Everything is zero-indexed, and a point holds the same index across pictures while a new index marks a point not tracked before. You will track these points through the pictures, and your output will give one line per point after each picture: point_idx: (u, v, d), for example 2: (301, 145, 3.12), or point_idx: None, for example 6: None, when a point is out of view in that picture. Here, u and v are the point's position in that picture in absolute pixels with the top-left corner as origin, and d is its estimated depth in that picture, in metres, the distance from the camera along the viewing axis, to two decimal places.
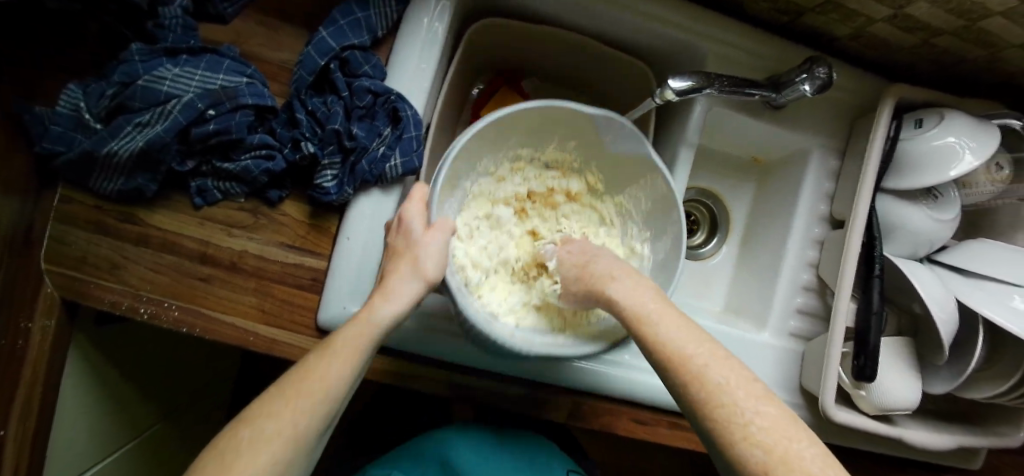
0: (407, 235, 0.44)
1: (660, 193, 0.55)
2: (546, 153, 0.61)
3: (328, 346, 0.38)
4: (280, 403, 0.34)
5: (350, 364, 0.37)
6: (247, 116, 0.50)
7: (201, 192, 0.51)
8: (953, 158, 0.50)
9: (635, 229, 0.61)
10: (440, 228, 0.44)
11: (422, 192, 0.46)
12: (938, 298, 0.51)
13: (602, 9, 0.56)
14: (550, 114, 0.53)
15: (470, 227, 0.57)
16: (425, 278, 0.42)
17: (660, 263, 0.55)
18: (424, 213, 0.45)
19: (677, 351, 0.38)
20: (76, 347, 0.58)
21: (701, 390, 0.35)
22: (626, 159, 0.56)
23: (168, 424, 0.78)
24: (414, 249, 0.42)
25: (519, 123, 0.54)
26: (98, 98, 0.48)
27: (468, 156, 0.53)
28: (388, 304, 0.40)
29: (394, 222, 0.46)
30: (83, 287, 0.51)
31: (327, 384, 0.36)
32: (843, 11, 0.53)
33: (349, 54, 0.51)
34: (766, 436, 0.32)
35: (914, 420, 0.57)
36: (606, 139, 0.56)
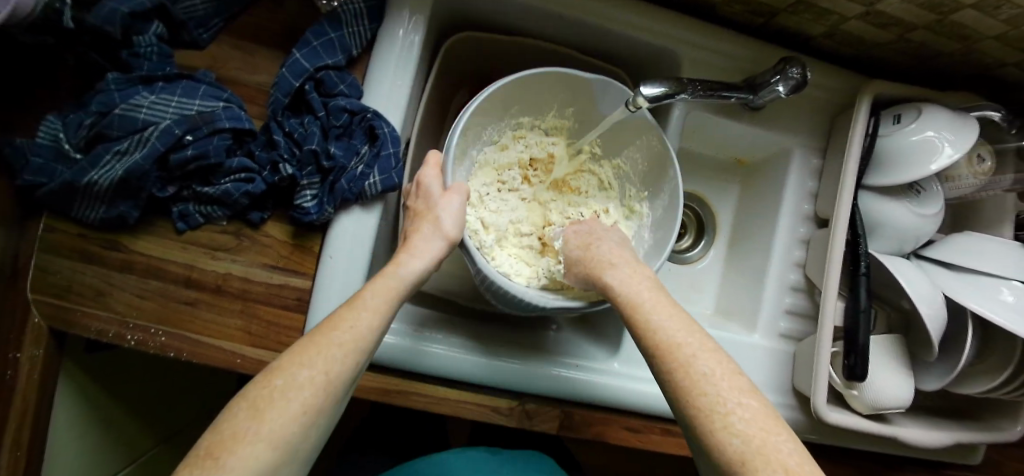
0: (427, 198, 0.49)
1: (657, 152, 0.56)
2: (548, 123, 0.61)
3: (356, 298, 0.39)
4: (312, 349, 0.34)
5: (379, 313, 0.38)
6: (225, 140, 0.50)
7: (184, 217, 0.52)
8: (932, 152, 0.50)
9: (632, 189, 0.61)
10: (457, 191, 0.50)
11: (436, 159, 0.51)
12: (925, 294, 0.50)
13: (576, 18, 0.56)
14: (548, 81, 0.54)
15: (478, 194, 0.57)
16: (447, 236, 0.47)
17: (661, 219, 0.57)
18: (439, 178, 0.51)
19: (666, 339, 0.38)
20: (68, 375, 0.58)
21: (685, 378, 0.35)
22: (624, 124, 0.57)
23: (165, 448, 0.78)
24: (434, 209, 0.48)
25: (520, 91, 0.55)
26: (76, 129, 0.49)
27: (473, 126, 0.54)
28: (417, 258, 0.45)
29: (412, 188, 0.52)
30: (68, 316, 0.51)
31: (358, 335, 0.36)
32: (816, 11, 0.53)
33: (323, 74, 0.51)
34: (746, 426, 0.32)
35: (909, 418, 0.57)
36: (602, 105, 0.56)
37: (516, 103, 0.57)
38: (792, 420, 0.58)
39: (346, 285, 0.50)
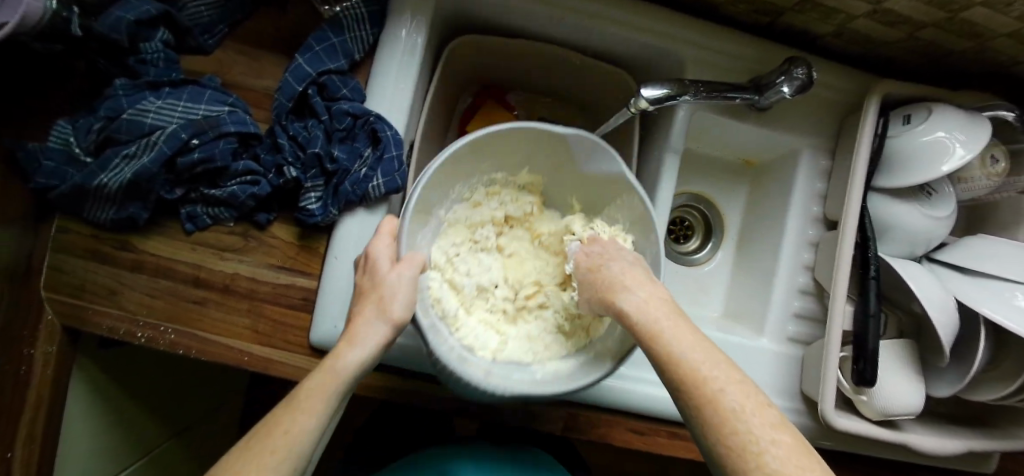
0: (374, 274, 0.44)
1: (637, 214, 0.53)
2: (523, 178, 0.61)
3: (293, 398, 0.38)
4: (245, 459, 0.34)
5: (315, 414, 0.38)
6: (230, 144, 0.50)
7: (192, 218, 0.52)
8: (943, 153, 0.49)
9: None
10: (410, 262, 0.45)
11: (389, 226, 0.47)
12: (937, 299, 0.49)
13: (579, 21, 0.56)
14: (527, 133, 0.52)
15: (447, 254, 0.56)
16: (392, 320, 0.42)
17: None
18: (393, 251, 0.46)
19: (691, 370, 0.36)
20: (82, 371, 0.60)
21: (715, 412, 0.34)
22: (604, 180, 0.55)
23: (175, 444, 0.80)
24: (381, 289, 0.43)
25: (493, 145, 0.53)
26: (86, 133, 0.50)
27: (441, 180, 0.52)
28: (356, 348, 0.41)
29: (363, 258, 0.47)
30: (82, 313, 0.53)
31: (292, 440, 0.36)
32: (823, 10, 0.53)
33: (326, 78, 0.52)
34: (781, 466, 0.31)
35: (920, 425, 0.56)
36: (583, 160, 0.55)
37: (488, 155, 0.55)
38: (801, 424, 0.57)
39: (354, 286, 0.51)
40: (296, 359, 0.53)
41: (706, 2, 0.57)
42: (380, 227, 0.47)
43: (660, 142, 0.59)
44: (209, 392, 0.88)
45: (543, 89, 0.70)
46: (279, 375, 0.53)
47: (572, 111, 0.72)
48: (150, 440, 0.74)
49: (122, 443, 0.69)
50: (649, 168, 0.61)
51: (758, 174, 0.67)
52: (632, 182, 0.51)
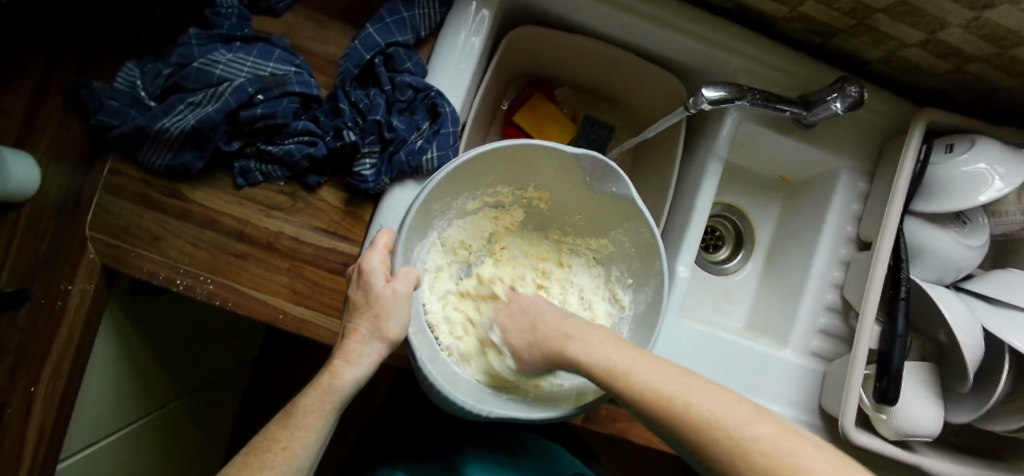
0: (367, 289, 0.44)
1: (646, 241, 0.50)
2: (527, 192, 0.55)
3: (290, 415, 0.41)
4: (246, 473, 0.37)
5: (312, 432, 0.40)
6: (293, 103, 0.52)
7: (244, 173, 0.53)
8: (983, 183, 0.50)
9: (617, 273, 0.57)
10: (404, 278, 0.44)
11: (384, 240, 0.45)
12: (965, 325, 0.50)
13: (638, 22, 0.58)
14: (525, 151, 0.47)
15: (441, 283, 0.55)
16: (386, 338, 0.43)
17: (641, 318, 0.52)
18: (387, 262, 0.45)
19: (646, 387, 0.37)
20: (112, 314, 0.60)
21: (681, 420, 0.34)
22: (613, 203, 0.51)
23: (181, 403, 0.78)
24: (377, 305, 0.43)
25: (492, 161, 0.48)
26: (154, 78, 0.52)
27: (437, 200, 0.48)
28: (353, 367, 0.42)
29: (356, 272, 0.45)
30: (124, 255, 0.53)
31: (290, 456, 0.39)
32: (876, 35, 0.55)
33: (393, 50, 0.53)
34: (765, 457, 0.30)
35: (934, 450, 0.56)
36: (593, 182, 0.50)
37: (489, 172, 0.50)
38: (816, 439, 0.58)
39: None
40: (330, 322, 0.53)
41: (764, 16, 0.58)
42: (374, 239, 0.46)
43: (704, 149, 0.61)
44: (221, 356, 0.88)
45: (589, 87, 0.72)
46: (311, 337, 0.54)
47: (614, 112, 0.74)
48: (161, 396, 0.73)
49: (140, 394, 0.68)
50: (690, 173, 0.63)
51: (793, 191, 0.69)
52: (642, 210, 0.47)
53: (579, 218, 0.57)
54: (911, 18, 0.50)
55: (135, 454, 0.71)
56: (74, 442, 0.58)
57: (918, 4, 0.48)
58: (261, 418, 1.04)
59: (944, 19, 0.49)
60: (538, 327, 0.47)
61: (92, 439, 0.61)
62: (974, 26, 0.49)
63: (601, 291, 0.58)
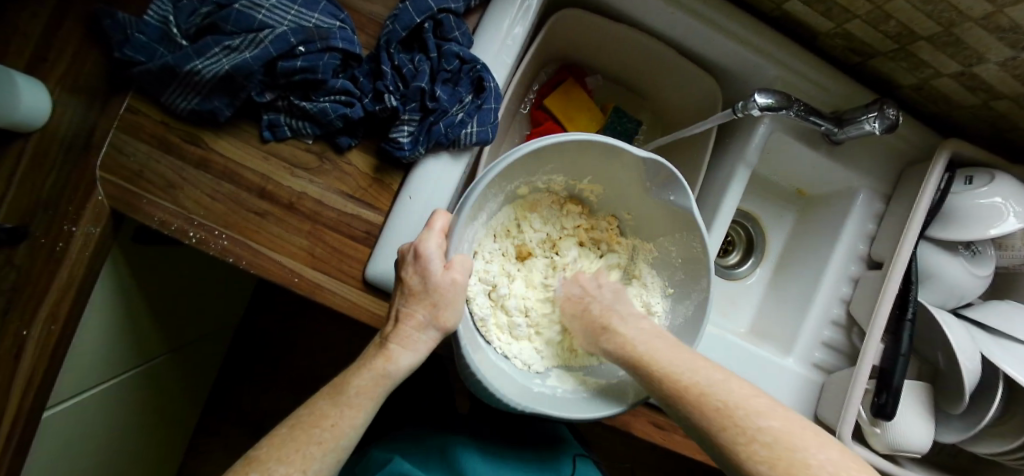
0: (424, 276, 0.43)
1: (695, 254, 0.51)
2: (579, 184, 0.56)
3: (341, 392, 0.41)
4: (292, 445, 0.37)
5: (362, 411, 0.41)
6: (334, 60, 0.50)
7: (271, 127, 0.51)
8: (997, 217, 0.52)
9: (654, 278, 0.58)
10: (462, 268, 0.43)
11: (441, 224, 0.44)
12: (967, 350, 0.52)
13: (685, 19, 0.58)
14: (594, 148, 0.48)
15: (484, 263, 0.53)
16: (442, 327, 0.43)
17: (679, 328, 0.53)
18: (444, 247, 0.43)
19: (682, 381, 0.41)
20: (113, 260, 0.57)
21: (704, 416, 0.39)
22: (667, 210, 0.51)
23: (167, 359, 0.75)
24: (436, 294, 0.42)
25: (558, 152, 0.48)
26: (189, 16, 0.50)
27: (495, 183, 0.48)
28: (408, 353, 0.43)
29: (409, 253, 0.44)
30: (135, 201, 0.51)
31: (338, 433, 0.39)
32: (914, 61, 0.56)
33: (444, 17, 0.51)
34: (767, 451, 0.35)
35: (917, 466, 0.59)
36: (651, 186, 0.50)
37: (550, 162, 0.50)
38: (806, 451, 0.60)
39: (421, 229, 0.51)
40: (348, 291, 0.52)
41: (808, 30, 0.59)
42: (430, 220, 0.44)
43: (735, 155, 0.62)
44: (209, 318, 0.85)
45: (623, 78, 0.72)
46: (325, 304, 0.52)
47: (641, 107, 0.74)
48: (151, 350, 0.70)
49: (131, 344, 0.65)
50: (717, 177, 0.63)
51: (808, 204, 0.70)
52: (698, 222, 0.48)
53: (626, 214, 0.58)
54: (952, 49, 0.52)
55: (120, 405, 0.68)
56: (63, 387, 0.55)
57: (963, 36, 0.49)
58: (241, 381, 1.01)
59: (984, 54, 0.50)
60: (587, 314, 0.53)
61: (78, 389, 0.58)
62: (1012, 65, 0.50)
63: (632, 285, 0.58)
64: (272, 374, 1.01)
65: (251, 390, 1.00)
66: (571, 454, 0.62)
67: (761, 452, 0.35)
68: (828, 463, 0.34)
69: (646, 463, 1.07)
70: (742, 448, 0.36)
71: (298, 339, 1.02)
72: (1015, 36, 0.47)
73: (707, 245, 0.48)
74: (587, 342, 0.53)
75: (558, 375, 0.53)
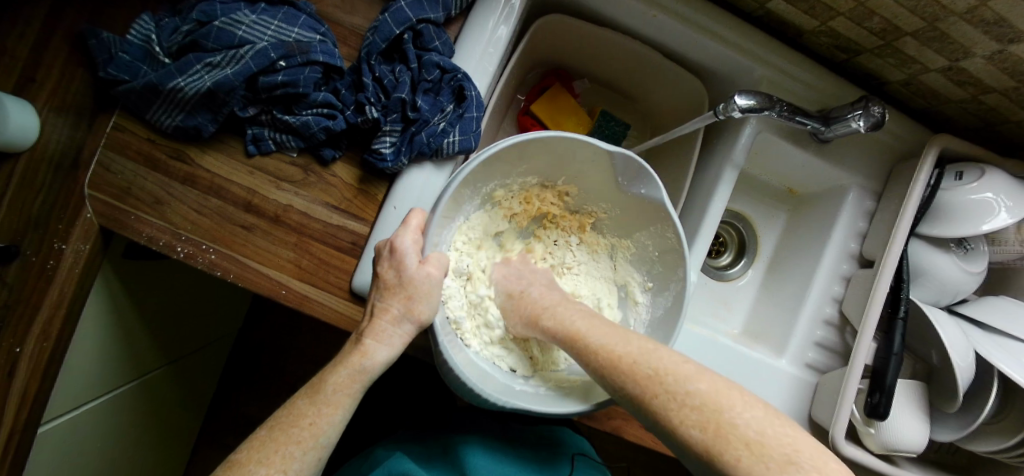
0: (399, 269, 0.43)
1: (671, 244, 0.51)
2: (555, 186, 0.57)
3: (319, 391, 0.41)
4: (272, 446, 0.38)
5: (339, 409, 0.41)
6: (315, 73, 0.50)
7: (256, 141, 0.52)
8: (989, 213, 0.52)
9: (636, 275, 0.58)
10: (436, 263, 0.44)
11: (417, 222, 0.45)
12: (960, 349, 0.51)
13: (667, 21, 0.58)
14: (561, 145, 0.49)
15: (464, 266, 0.55)
16: (417, 320, 0.44)
17: (658, 321, 0.53)
18: (420, 244, 0.44)
19: (608, 353, 0.41)
20: (105, 275, 0.58)
21: (636, 385, 0.38)
22: (639, 205, 0.52)
23: (165, 371, 0.76)
24: (410, 287, 0.43)
25: (527, 152, 0.49)
26: (171, 34, 0.50)
27: (471, 184, 0.49)
28: (383, 347, 0.43)
29: (385, 249, 0.45)
30: (124, 218, 0.52)
31: (316, 431, 0.39)
32: (901, 56, 0.55)
33: (423, 27, 0.51)
34: (698, 415, 0.34)
35: (914, 463, 0.58)
36: (625, 182, 0.51)
37: (522, 163, 0.51)
38: None
39: None
40: (334, 302, 0.52)
41: (793, 28, 0.59)
42: (406, 219, 0.45)
43: (720, 158, 0.61)
44: (207, 330, 0.86)
45: (608, 81, 0.72)
46: (313, 315, 0.53)
47: (629, 110, 0.74)
48: (149, 363, 0.71)
49: (126, 357, 0.66)
50: (704, 178, 0.63)
51: (799, 203, 0.69)
52: (669, 213, 0.49)
53: (603, 213, 0.58)
54: (937, 44, 0.52)
55: (120, 419, 0.69)
56: (59, 402, 0.56)
57: (949, 31, 0.49)
58: (241, 388, 1.01)
59: (970, 49, 0.50)
60: (524, 298, 0.52)
61: (74, 404, 0.59)
62: (998, 58, 0.50)
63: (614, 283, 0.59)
64: (271, 380, 1.02)
65: (251, 398, 1.01)
66: (571, 454, 0.62)
67: (693, 416, 0.34)
68: (754, 421, 0.33)
69: (644, 463, 1.06)
70: (674, 415, 0.35)
71: (296, 345, 1.03)
72: (1002, 30, 0.46)
73: (681, 234, 0.49)
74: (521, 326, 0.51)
75: (540, 376, 0.53)
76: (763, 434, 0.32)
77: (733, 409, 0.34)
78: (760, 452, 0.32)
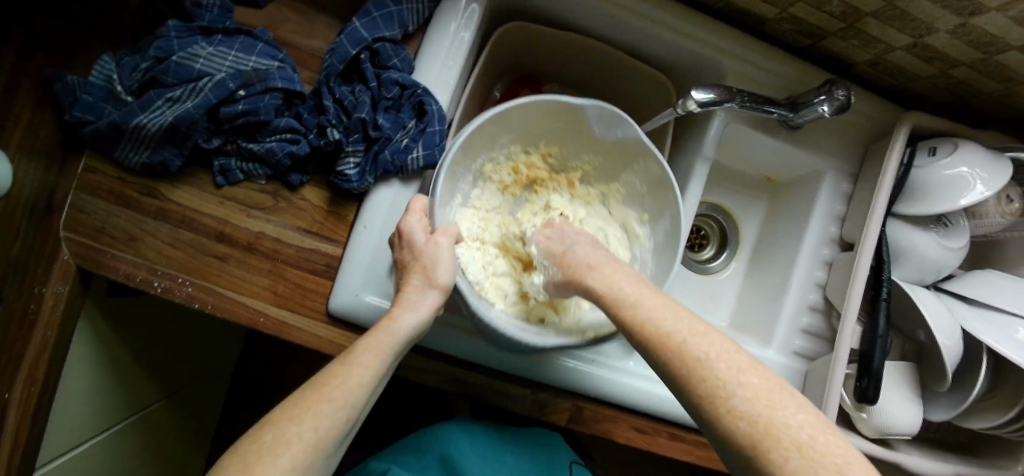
0: (411, 246, 0.45)
1: (655, 178, 0.53)
2: (537, 151, 0.60)
3: (349, 352, 0.38)
4: (301, 406, 0.33)
5: (370, 369, 0.37)
6: (276, 99, 0.50)
7: (224, 172, 0.52)
8: (964, 187, 0.51)
9: (630, 212, 0.60)
10: (444, 233, 0.46)
11: (420, 203, 0.47)
12: (945, 327, 0.51)
13: (628, 20, 0.57)
14: (535, 107, 0.52)
15: (473, 235, 0.57)
16: (439, 285, 0.43)
17: (662, 247, 0.55)
18: (424, 222, 0.46)
19: (656, 332, 0.38)
20: (88, 315, 0.58)
21: (683, 367, 0.35)
22: (618, 147, 0.55)
23: (162, 404, 0.77)
24: (422, 258, 0.44)
25: (507, 121, 0.52)
26: (131, 72, 0.52)
27: (462, 159, 0.52)
28: (409, 312, 0.41)
29: (395, 236, 0.47)
30: (99, 257, 0.52)
31: (349, 390, 0.35)
32: (865, 37, 0.55)
33: (380, 46, 0.52)
34: (749, 407, 0.32)
35: (911, 446, 0.57)
36: (598, 127, 0.54)
37: (504, 132, 0.54)
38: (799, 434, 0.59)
39: (380, 254, 0.52)
40: (313, 326, 0.53)
41: (754, 17, 0.58)
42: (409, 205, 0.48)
43: (692, 150, 0.61)
44: (202, 360, 0.86)
45: (576, 83, 0.72)
46: (292, 341, 0.53)
47: None
48: (144, 398, 0.72)
49: (119, 394, 0.66)
50: (677, 173, 0.63)
51: (777, 190, 0.69)
52: (646, 144, 0.50)
53: (586, 165, 0.61)
54: (898, 22, 0.51)
55: (119, 455, 0.69)
56: (52, 444, 0.56)
57: (908, 9, 0.48)
58: (241, 415, 1.02)
59: (932, 24, 0.50)
60: (569, 255, 0.48)
61: (68, 445, 0.59)
62: (961, 31, 0.49)
63: (612, 224, 0.61)
64: (270, 405, 1.02)
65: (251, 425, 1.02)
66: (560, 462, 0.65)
67: (741, 407, 0.32)
68: (806, 424, 0.31)
69: (649, 466, 1.05)
70: (723, 404, 0.33)
71: (292, 368, 1.04)
72: (960, 3, 0.45)
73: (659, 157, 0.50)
74: (556, 287, 0.50)
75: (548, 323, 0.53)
76: (815, 438, 0.30)
77: (783, 409, 0.32)
78: (814, 456, 0.29)
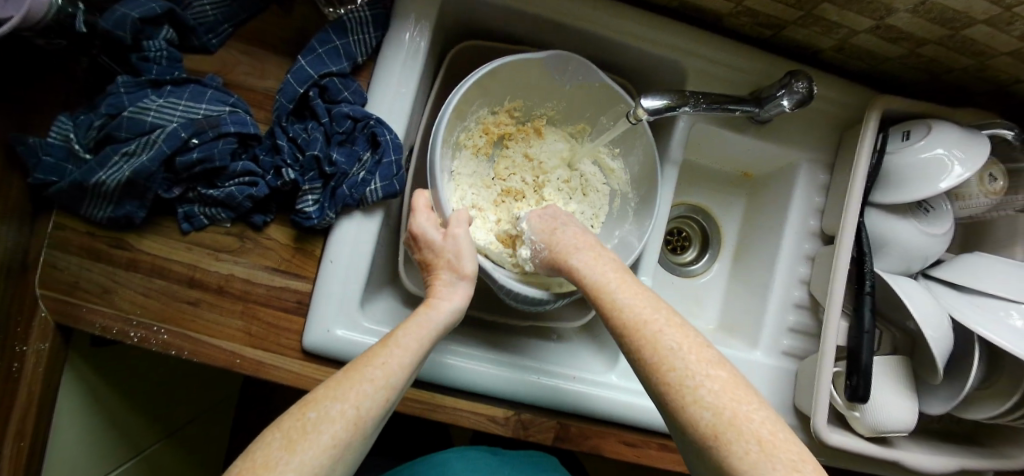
0: (430, 245, 0.48)
1: (622, 114, 0.58)
2: (504, 109, 0.61)
3: (389, 337, 0.40)
4: (346, 384, 0.35)
5: (409, 351, 0.40)
6: (230, 144, 0.51)
7: (189, 218, 0.53)
8: (940, 171, 0.49)
9: (601, 148, 0.63)
10: (458, 224, 0.49)
11: (424, 200, 0.50)
12: (931, 318, 0.49)
13: (581, 29, 0.56)
14: (502, 71, 0.55)
15: (469, 204, 0.59)
16: (464, 275, 0.47)
17: (639, 175, 0.60)
18: (435, 219, 0.49)
19: (633, 318, 0.39)
20: (73, 366, 0.59)
21: (654, 354, 0.37)
22: (581, 90, 0.59)
23: (163, 444, 0.78)
24: (445, 253, 0.48)
25: (478, 87, 0.55)
26: (87, 130, 0.51)
27: (448, 132, 0.56)
28: (444, 302, 0.45)
29: (410, 239, 0.50)
30: (75, 312, 0.52)
31: (389, 371, 0.37)
32: (824, 24, 0.53)
33: (327, 81, 0.52)
34: (715, 399, 0.33)
35: (912, 442, 0.55)
36: (561, 74, 0.57)
37: (474, 98, 0.57)
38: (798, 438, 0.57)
39: (350, 287, 0.52)
40: (289, 364, 0.53)
41: (710, 14, 0.57)
42: (414, 202, 0.50)
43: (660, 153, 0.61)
44: (202, 396, 0.87)
45: None
46: (271, 380, 0.53)
47: None
48: (143, 439, 0.73)
49: (116, 439, 0.68)
50: None
51: (756, 185, 0.67)
52: (613, 87, 0.56)
53: (551, 111, 0.63)
54: (856, 6, 0.49)
55: None
56: None
57: None
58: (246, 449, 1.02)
59: (890, 5, 0.47)
60: (558, 233, 0.50)
61: None
62: (921, 10, 0.47)
63: (586, 164, 0.64)
64: None
65: None
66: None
67: (708, 398, 0.34)
68: (767, 420, 0.33)
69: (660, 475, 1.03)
70: (689, 393, 0.34)
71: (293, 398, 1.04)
72: None
73: (631, 102, 0.55)
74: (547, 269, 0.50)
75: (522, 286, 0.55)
76: (774, 434, 0.32)
77: (749, 404, 0.34)
78: (772, 451, 0.31)
